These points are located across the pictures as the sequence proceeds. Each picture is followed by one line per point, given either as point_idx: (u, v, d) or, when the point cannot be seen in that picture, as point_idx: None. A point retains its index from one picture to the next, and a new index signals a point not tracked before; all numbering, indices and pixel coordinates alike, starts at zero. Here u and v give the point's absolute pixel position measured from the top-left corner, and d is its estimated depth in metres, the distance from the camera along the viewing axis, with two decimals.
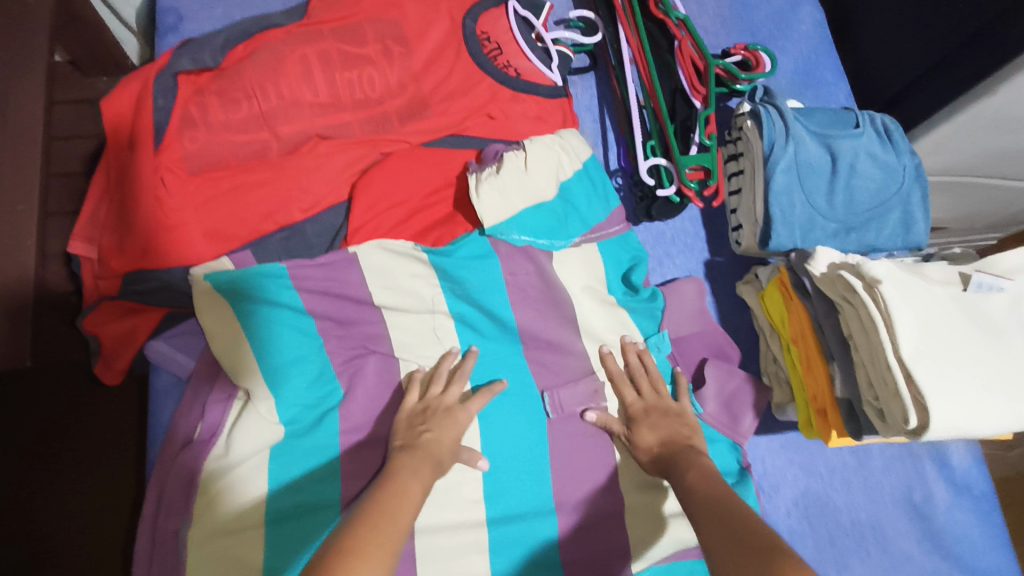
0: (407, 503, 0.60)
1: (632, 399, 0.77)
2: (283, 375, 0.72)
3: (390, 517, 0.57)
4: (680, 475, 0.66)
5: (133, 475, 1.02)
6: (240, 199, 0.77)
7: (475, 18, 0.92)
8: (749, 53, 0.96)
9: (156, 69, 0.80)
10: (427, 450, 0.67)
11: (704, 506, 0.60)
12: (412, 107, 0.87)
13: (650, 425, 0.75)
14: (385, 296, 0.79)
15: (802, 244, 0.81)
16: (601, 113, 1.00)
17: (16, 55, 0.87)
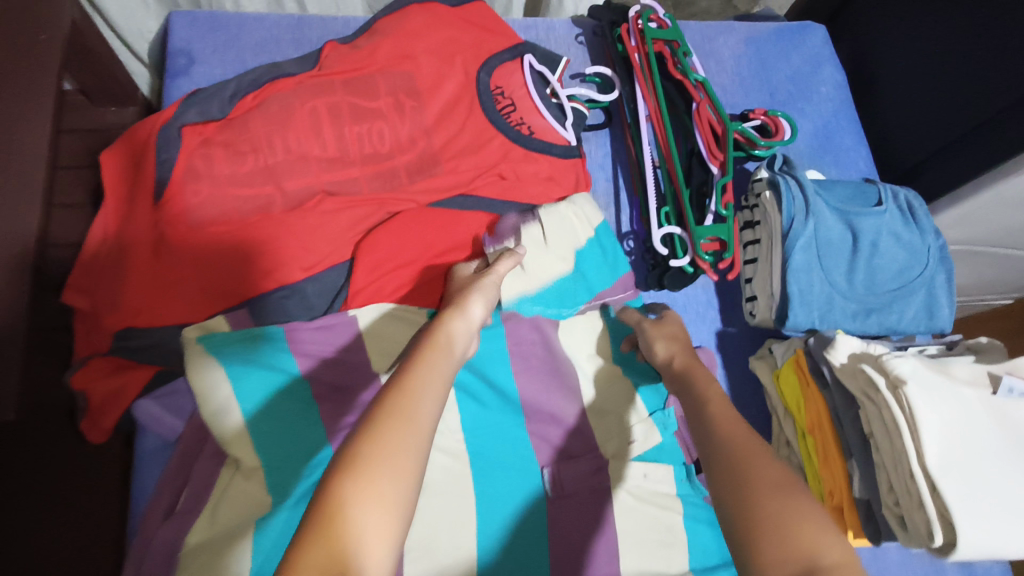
0: (439, 357, 0.58)
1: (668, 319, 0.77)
2: (272, 443, 0.68)
3: (411, 373, 0.54)
4: (702, 384, 0.64)
5: (113, 528, 0.99)
6: (238, 255, 0.74)
7: (490, 72, 0.91)
8: (768, 119, 0.93)
9: (160, 122, 0.78)
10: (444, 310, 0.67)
11: (731, 430, 0.56)
12: (422, 164, 0.85)
13: (663, 338, 0.73)
14: (385, 364, 0.76)
15: (821, 325, 0.78)
16: (615, 172, 0.98)
17: (23, 92, 0.85)
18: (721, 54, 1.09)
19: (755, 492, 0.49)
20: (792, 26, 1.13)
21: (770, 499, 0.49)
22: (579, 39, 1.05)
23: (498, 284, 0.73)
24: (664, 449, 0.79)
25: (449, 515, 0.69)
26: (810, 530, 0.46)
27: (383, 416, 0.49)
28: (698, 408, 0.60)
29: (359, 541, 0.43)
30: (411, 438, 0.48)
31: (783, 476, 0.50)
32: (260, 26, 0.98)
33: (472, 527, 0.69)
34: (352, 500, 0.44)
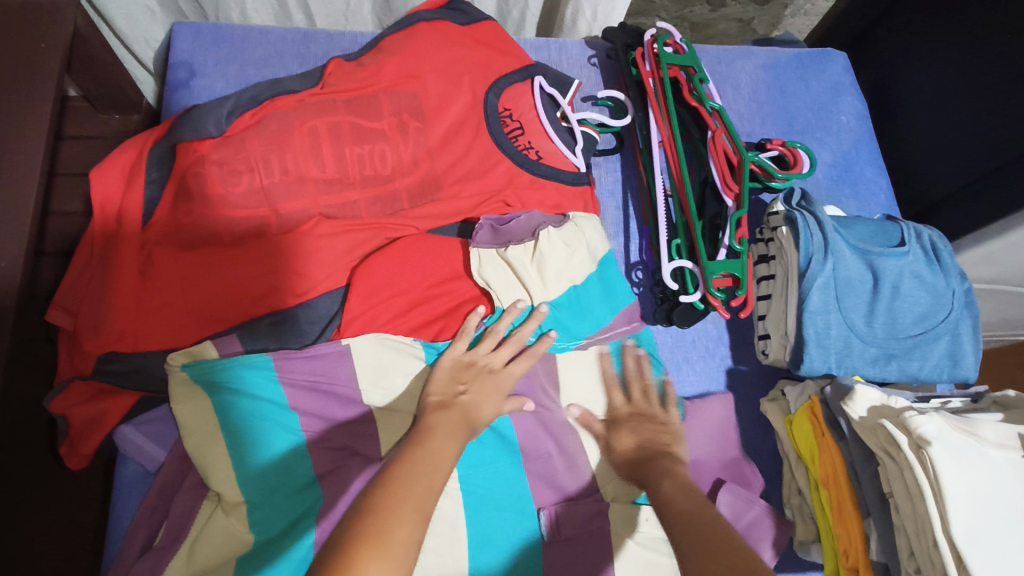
0: (445, 442, 0.60)
1: (622, 404, 0.75)
2: (256, 479, 0.64)
3: (418, 455, 0.56)
4: (662, 482, 0.65)
5: (90, 551, 0.96)
6: (228, 280, 0.71)
7: (498, 93, 0.88)
8: (786, 149, 0.90)
9: (155, 138, 0.77)
10: (461, 411, 0.65)
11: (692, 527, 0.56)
12: (424, 187, 0.81)
13: (630, 429, 0.73)
14: (375, 395, 0.70)
15: (838, 369, 0.74)
16: (625, 200, 0.94)
17: (15, 99, 0.83)
18: (739, 79, 1.06)
19: None
20: (813, 53, 1.10)
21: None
22: (592, 60, 1.02)
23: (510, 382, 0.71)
24: None
25: (436, 554, 0.66)
26: None
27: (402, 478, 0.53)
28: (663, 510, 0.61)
29: None
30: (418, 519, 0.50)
31: None
32: (265, 39, 0.95)
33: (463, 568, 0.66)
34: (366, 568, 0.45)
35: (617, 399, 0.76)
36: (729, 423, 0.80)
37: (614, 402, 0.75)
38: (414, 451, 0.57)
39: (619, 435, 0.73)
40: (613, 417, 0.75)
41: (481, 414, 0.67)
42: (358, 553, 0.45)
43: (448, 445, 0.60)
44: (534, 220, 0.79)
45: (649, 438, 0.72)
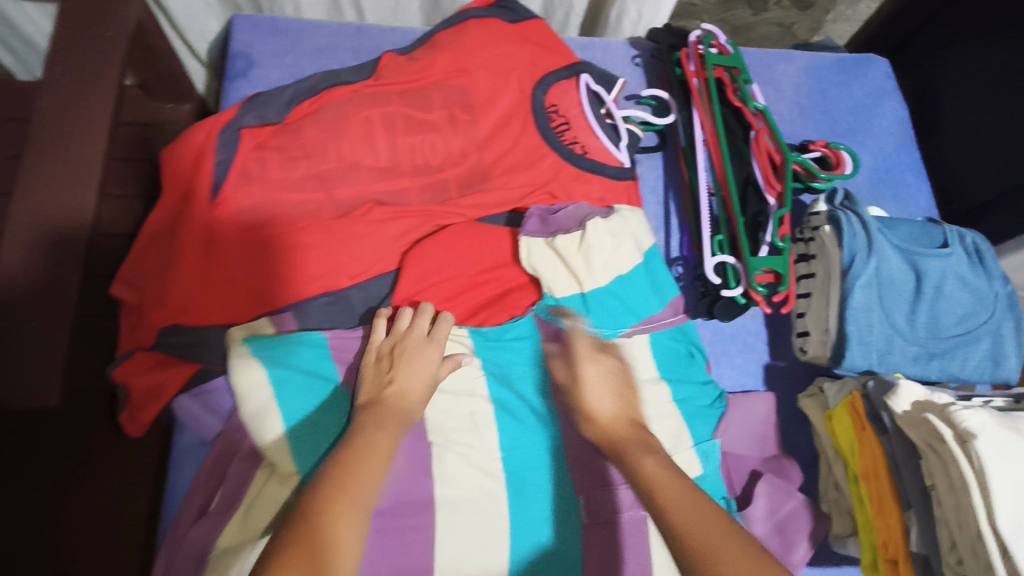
0: (385, 433, 0.63)
1: (588, 363, 0.75)
2: (310, 450, 0.67)
3: (360, 448, 0.60)
4: (639, 458, 0.65)
5: (141, 520, 1.00)
6: (286, 261, 0.74)
7: (545, 89, 0.90)
8: (829, 150, 0.91)
9: (221, 123, 0.78)
10: (393, 404, 0.66)
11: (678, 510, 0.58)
12: (472, 178, 0.84)
13: (595, 391, 0.73)
14: None
15: (879, 367, 0.75)
16: (666, 197, 0.95)
17: (82, 86, 0.87)
18: (781, 82, 1.07)
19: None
20: (854, 58, 1.10)
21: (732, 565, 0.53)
22: (636, 60, 1.04)
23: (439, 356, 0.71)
24: (705, 480, 0.76)
25: (480, 534, 0.67)
26: None
27: (343, 473, 0.57)
28: (645, 493, 0.61)
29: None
30: (360, 520, 0.55)
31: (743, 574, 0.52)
32: (320, 33, 0.98)
33: (504, 550, 0.67)
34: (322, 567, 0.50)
35: (585, 359, 0.75)
36: (769, 423, 0.83)
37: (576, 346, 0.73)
38: (356, 444, 0.60)
39: (590, 402, 0.72)
40: (578, 380, 0.74)
41: (414, 400, 0.68)
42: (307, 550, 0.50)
43: (382, 437, 0.62)
44: (580, 212, 0.82)
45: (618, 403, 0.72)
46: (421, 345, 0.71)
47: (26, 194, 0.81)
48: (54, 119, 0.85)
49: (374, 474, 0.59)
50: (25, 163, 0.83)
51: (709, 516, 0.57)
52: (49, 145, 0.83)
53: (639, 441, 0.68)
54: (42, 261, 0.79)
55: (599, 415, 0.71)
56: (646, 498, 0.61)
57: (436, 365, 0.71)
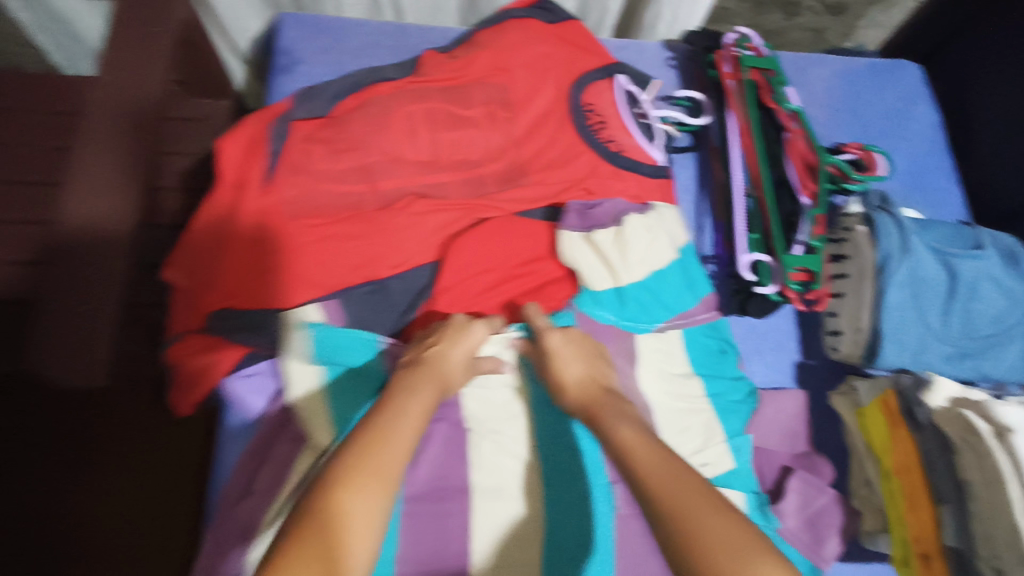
0: (426, 388, 0.65)
1: (555, 334, 0.73)
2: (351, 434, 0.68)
3: (402, 398, 0.62)
4: (613, 425, 0.64)
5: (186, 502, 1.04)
6: (332, 250, 0.76)
7: (582, 89, 0.92)
8: (863, 153, 0.92)
9: (273, 116, 0.81)
10: (431, 366, 0.68)
11: (662, 477, 0.56)
12: (510, 173, 0.85)
13: (565, 360, 0.71)
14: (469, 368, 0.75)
15: (913, 365, 0.77)
16: (699, 197, 0.97)
17: (130, 81, 0.91)
18: (814, 85, 1.07)
19: (698, 534, 0.51)
20: (887, 63, 1.11)
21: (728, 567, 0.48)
22: (669, 62, 1.06)
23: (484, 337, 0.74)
24: (737, 474, 0.77)
25: (515, 521, 0.69)
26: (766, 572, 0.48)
27: (388, 416, 0.59)
28: (621, 460, 0.60)
29: (348, 510, 0.51)
30: (399, 455, 0.56)
31: (728, 532, 0.51)
32: (361, 31, 1.01)
33: (539, 537, 0.68)
34: (351, 491, 0.52)
35: (549, 331, 0.73)
36: (799, 420, 0.84)
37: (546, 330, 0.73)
38: (400, 394, 0.62)
39: (558, 371, 0.70)
40: (545, 351, 0.72)
41: (454, 365, 0.70)
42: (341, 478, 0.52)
43: (426, 394, 0.64)
44: (617, 207, 0.84)
45: (591, 375, 0.71)
46: (461, 324, 0.73)
47: (78, 181, 0.83)
48: (107, 110, 0.88)
49: (417, 415, 0.61)
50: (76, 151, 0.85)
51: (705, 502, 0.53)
52: (102, 135, 0.86)
53: (613, 404, 0.67)
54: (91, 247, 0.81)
55: (567, 383, 0.70)
56: (619, 463, 0.60)
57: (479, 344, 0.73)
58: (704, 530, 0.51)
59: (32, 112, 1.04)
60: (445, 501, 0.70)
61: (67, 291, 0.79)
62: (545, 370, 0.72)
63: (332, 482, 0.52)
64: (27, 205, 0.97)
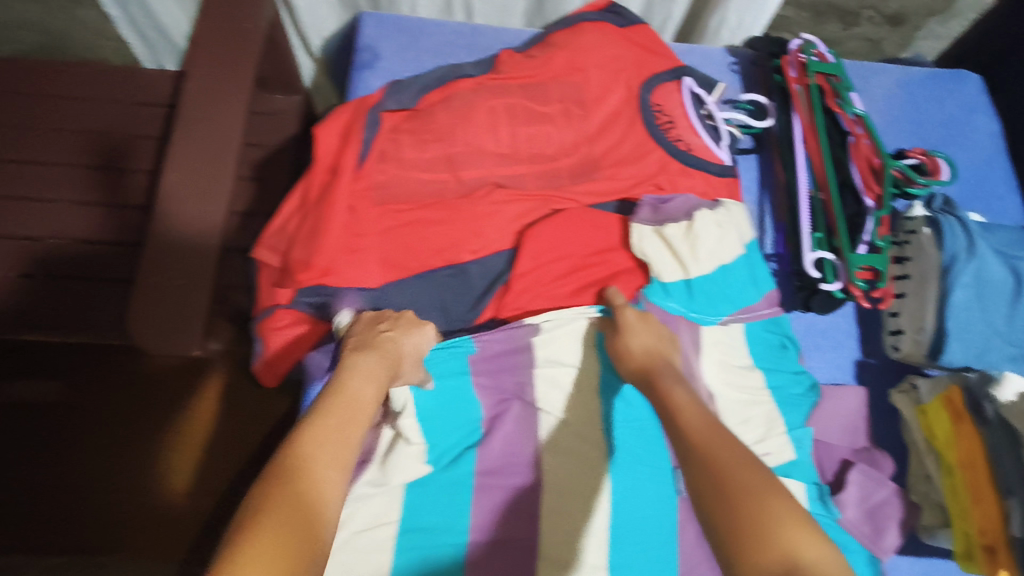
0: (370, 380, 0.69)
1: (631, 309, 0.77)
2: (438, 414, 0.74)
3: (348, 388, 0.66)
4: (669, 386, 0.67)
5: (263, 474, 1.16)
6: (416, 233, 0.80)
7: (651, 90, 0.95)
8: (927, 158, 0.93)
9: (366, 104, 0.85)
10: (379, 355, 0.72)
11: (704, 435, 0.60)
12: (583, 168, 0.89)
13: (634, 331, 0.75)
14: (544, 348, 0.79)
15: (977, 364, 0.78)
16: (761, 198, 1.00)
17: (217, 71, 0.96)
18: (874, 92, 1.09)
19: (734, 496, 0.52)
20: (947, 73, 1.12)
21: (754, 509, 0.51)
22: (732, 67, 1.09)
23: (412, 331, 0.76)
24: (797, 465, 0.80)
25: (584, 497, 0.71)
26: (788, 523, 0.50)
27: (332, 406, 0.63)
28: (673, 418, 0.64)
29: (314, 493, 0.55)
30: (347, 442, 0.61)
31: (756, 483, 0.53)
32: (439, 31, 1.05)
33: (607, 513, 0.71)
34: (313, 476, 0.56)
35: (625, 307, 0.77)
36: (859, 414, 0.87)
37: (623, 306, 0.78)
38: (343, 386, 0.66)
39: (627, 341, 0.74)
40: (618, 325, 0.76)
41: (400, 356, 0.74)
42: (301, 465, 0.56)
43: (366, 386, 0.68)
44: (687, 203, 0.86)
45: (654, 347, 0.74)
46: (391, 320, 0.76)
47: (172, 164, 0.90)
48: (201, 103, 0.94)
49: (364, 406, 0.66)
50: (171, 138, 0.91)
51: (737, 460, 0.56)
52: (196, 125, 0.92)
53: (671, 371, 0.70)
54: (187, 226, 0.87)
55: (632, 350, 0.73)
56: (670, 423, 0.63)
57: (427, 343, 0.77)
58: (735, 481, 0.54)
59: (119, 103, 1.14)
60: (516, 475, 0.73)
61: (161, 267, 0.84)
62: (613, 340, 0.76)
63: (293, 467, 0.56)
64: (123, 192, 1.07)
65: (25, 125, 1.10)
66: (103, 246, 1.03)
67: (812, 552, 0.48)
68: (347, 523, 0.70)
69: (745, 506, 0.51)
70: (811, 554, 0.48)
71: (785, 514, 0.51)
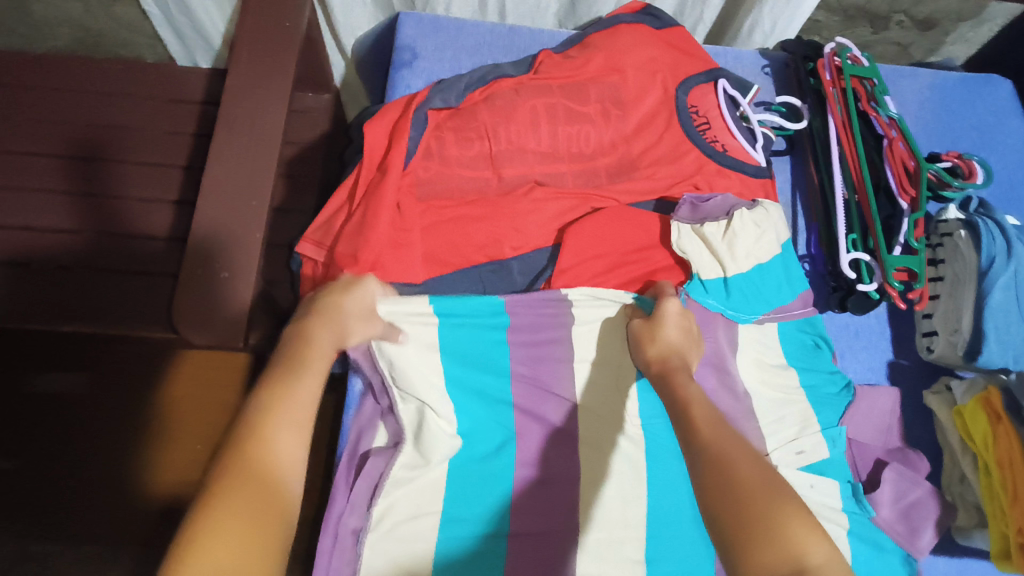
0: (325, 343, 0.68)
1: (675, 302, 0.78)
2: (470, 398, 0.76)
3: (304, 351, 0.66)
4: (685, 384, 0.69)
5: None
6: (461, 229, 0.82)
7: (687, 91, 0.96)
8: (961, 161, 0.94)
9: (414, 103, 0.85)
10: (330, 317, 0.70)
11: (714, 432, 0.61)
12: (621, 168, 0.91)
13: (673, 324, 0.76)
14: (582, 332, 0.81)
15: (1014, 365, 0.80)
16: (793, 198, 1.01)
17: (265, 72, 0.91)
18: (906, 96, 1.10)
19: (744, 493, 0.54)
20: (977, 78, 1.13)
21: (762, 510, 0.53)
22: (765, 70, 1.10)
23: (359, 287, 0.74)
24: (830, 464, 0.81)
25: (618, 491, 0.75)
26: (792, 523, 0.52)
27: (289, 371, 0.63)
28: (681, 411, 0.65)
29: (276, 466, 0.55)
30: (303, 405, 0.61)
31: (762, 481, 0.55)
32: (476, 31, 1.07)
33: (643, 505, 0.74)
34: (274, 446, 0.56)
35: (670, 300, 0.78)
36: (893, 415, 0.87)
37: (670, 300, 0.78)
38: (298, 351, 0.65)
39: (659, 331, 0.75)
40: (658, 315, 0.77)
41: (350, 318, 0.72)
42: (258, 436, 0.56)
43: (322, 348, 0.67)
44: (723, 202, 0.87)
45: (678, 347, 0.75)
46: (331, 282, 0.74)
47: (216, 159, 0.86)
48: (241, 94, 0.89)
49: (318, 369, 0.65)
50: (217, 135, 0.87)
51: (751, 462, 0.58)
52: None
53: (684, 366, 0.72)
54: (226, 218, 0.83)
55: (661, 342, 0.75)
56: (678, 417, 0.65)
57: (375, 300, 0.75)
58: (741, 477, 0.56)
59: (153, 99, 1.15)
60: (560, 468, 0.76)
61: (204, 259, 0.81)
62: (646, 326, 0.76)
63: (251, 440, 0.56)
64: (158, 187, 1.08)
65: (61, 120, 1.11)
66: (137, 240, 1.04)
67: (819, 553, 0.50)
68: (385, 516, 0.70)
69: (755, 504, 0.53)
70: (817, 557, 0.50)
71: (790, 513, 0.53)
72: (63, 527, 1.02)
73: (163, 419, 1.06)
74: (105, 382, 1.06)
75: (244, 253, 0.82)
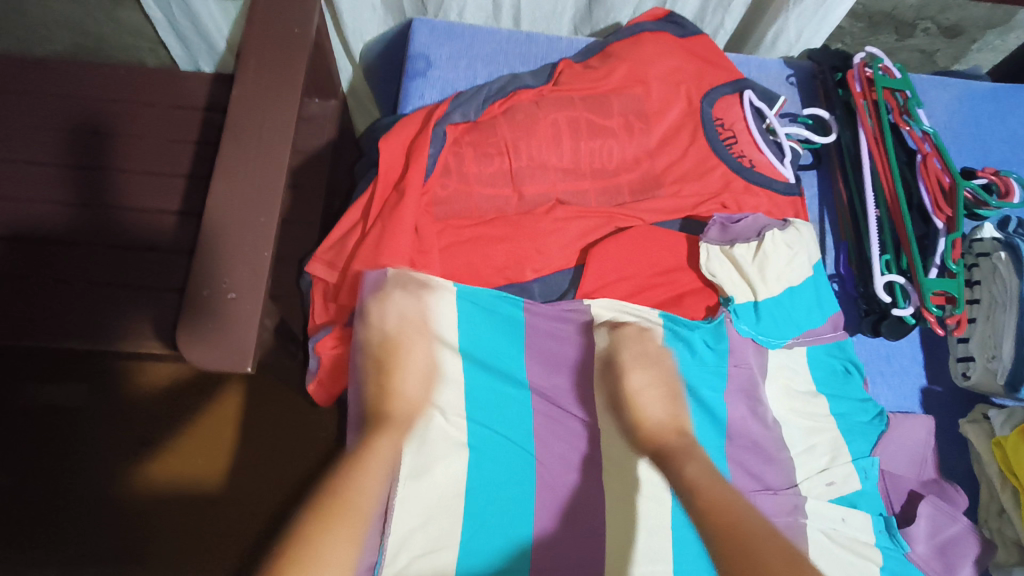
0: (385, 460, 0.65)
1: (636, 372, 0.74)
2: (488, 413, 0.75)
3: (365, 471, 0.63)
4: (682, 465, 0.67)
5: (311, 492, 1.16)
6: (480, 251, 0.79)
7: (712, 103, 0.91)
8: (997, 179, 0.90)
9: (433, 117, 0.82)
10: (394, 417, 0.69)
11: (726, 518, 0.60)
12: (645, 184, 0.87)
13: (646, 400, 0.73)
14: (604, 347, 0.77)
15: None
16: (821, 215, 0.98)
17: (270, 77, 0.87)
18: (935, 107, 1.06)
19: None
20: (1008, 88, 1.09)
21: None
22: (790, 80, 1.06)
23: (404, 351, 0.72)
24: (863, 496, 0.78)
25: (645, 522, 0.70)
26: None
27: (342, 497, 0.60)
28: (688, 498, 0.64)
29: None
30: (349, 540, 0.58)
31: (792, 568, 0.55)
32: (492, 38, 1.03)
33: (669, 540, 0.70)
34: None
35: (630, 374, 0.74)
36: (928, 445, 0.83)
37: (631, 370, 0.74)
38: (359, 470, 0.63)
39: (641, 412, 0.72)
40: (625, 394, 0.74)
41: (405, 406, 0.70)
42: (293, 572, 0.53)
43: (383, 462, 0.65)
44: (754, 221, 0.84)
45: (668, 423, 0.72)
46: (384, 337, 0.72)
47: (221, 172, 0.81)
48: (246, 105, 0.85)
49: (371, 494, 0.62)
50: (222, 146, 0.82)
51: (784, 562, 0.55)
52: None
53: (682, 444, 0.69)
54: (223, 234, 0.78)
55: (647, 422, 0.72)
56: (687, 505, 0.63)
57: (431, 370, 0.73)
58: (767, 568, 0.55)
59: (154, 105, 1.11)
60: (582, 505, 0.72)
61: (207, 279, 0.76)
62: (626, 401, 0.74)
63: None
64: (161, 195, 1.05)
65: (63, 126, 1.07)
66: (144, 252, 1.00)
67: None
68: (399, 551, 0.66)
69: None
70: None
71: None
72: (77, 525, 1.10)
73: (173, 437, 1.16)
74: (104, 393, 1.16)
75: (254, 272, 0.77)
